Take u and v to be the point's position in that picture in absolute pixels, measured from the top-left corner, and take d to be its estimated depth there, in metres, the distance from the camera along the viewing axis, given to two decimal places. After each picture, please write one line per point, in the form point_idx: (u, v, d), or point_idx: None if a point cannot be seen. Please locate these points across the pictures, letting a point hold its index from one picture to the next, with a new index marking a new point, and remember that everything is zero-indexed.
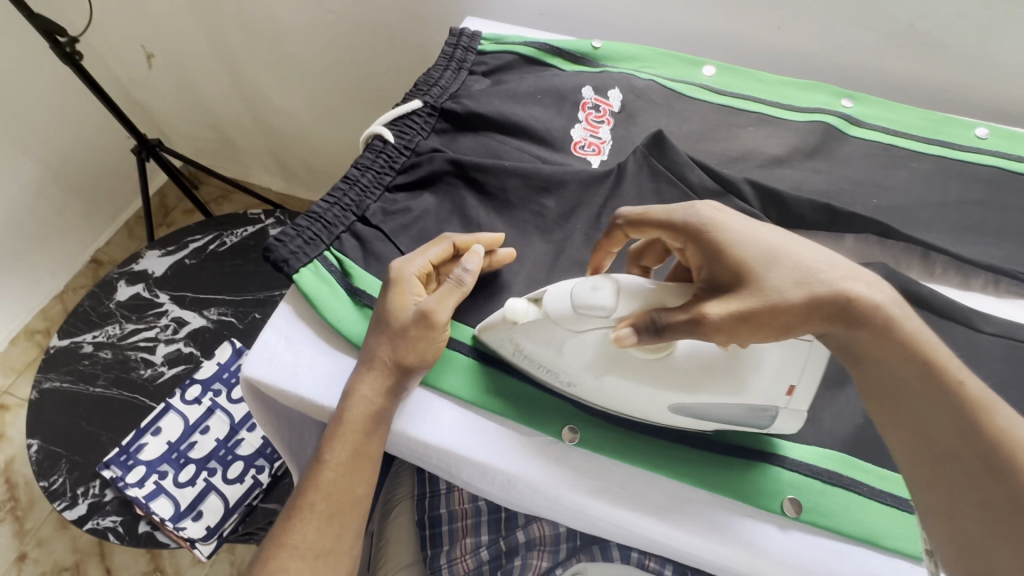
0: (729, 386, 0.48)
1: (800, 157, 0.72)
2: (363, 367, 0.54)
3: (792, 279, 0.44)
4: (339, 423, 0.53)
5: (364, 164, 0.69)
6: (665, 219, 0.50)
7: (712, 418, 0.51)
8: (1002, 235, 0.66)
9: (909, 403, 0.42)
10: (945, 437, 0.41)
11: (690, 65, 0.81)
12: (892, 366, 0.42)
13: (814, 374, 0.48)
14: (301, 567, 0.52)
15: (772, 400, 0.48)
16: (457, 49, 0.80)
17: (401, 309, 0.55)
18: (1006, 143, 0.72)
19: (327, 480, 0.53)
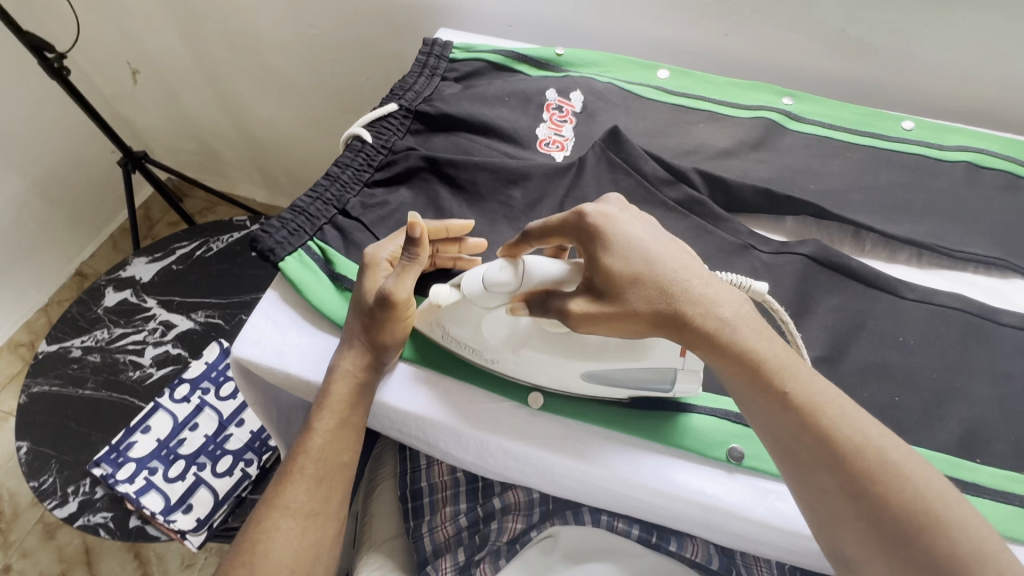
0: (628, 355, 0.54)
1: (745, 149, 0.79)
2: (343, 342, 0.59)
3: (646, 297, 0.49)
4: (323, 394, 0.58)
5: (344, 162, 0.74)
6: (563, 228, 0.54)
7: (620, 386, 0.57)
8: (928, 214, 0.73)
9: (765, 412, 0.48)
10: (791, 436, 0.47)
11: (646, 69, 0.88)
12: (736, 377, 0.49)
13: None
14: (291, 525, 0.56)
15: (669, 363, 0.54)
16: (430, 57, 0.86)
17: (370, 290, 0.59)
18: (930, 133, 0.80)
19: (309, 447, 0.58)
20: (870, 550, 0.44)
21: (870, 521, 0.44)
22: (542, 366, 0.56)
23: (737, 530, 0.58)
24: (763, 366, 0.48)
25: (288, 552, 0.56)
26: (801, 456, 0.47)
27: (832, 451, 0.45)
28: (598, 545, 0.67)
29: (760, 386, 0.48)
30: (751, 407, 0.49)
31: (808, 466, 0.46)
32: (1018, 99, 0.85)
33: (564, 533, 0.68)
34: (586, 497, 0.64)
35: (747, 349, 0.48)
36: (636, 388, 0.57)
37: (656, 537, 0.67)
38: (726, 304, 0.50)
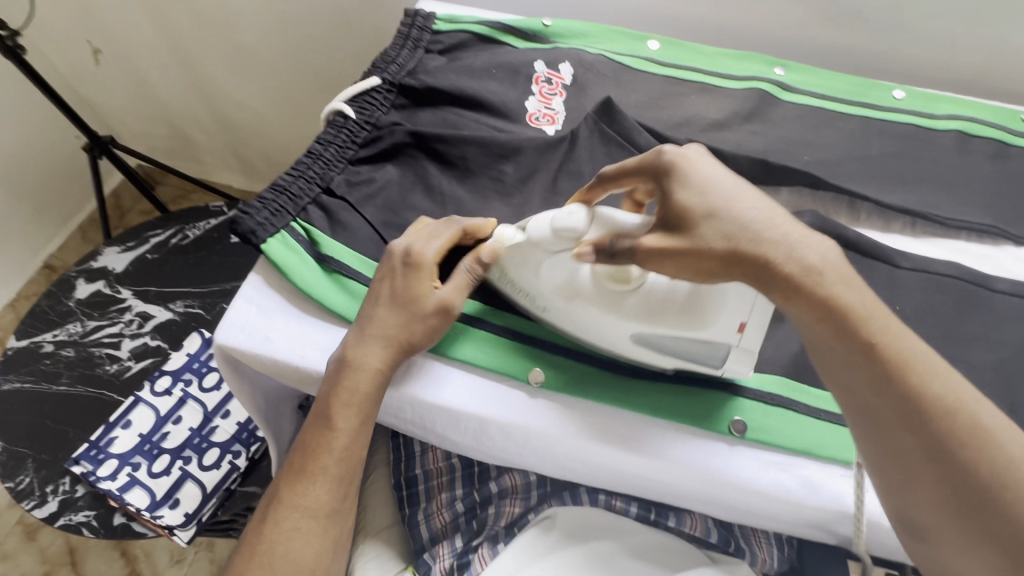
0: (684, 323, 0.52)
1: (738, 120, 0.78)
2: (372, 340, 0.55)
3: (723, 234, 0.47)
4: (345, 392, 0.55)
5: (326, 139, 0.70)
6: (638, 167, 0.53)
7: (671, 353, 0.55)
8: (921, 182, 0.73)
9: (845, 365, 0.46)
10: (873, 392, 0.45)
11: (636, 39, 0.86)
12: (819, 328, 0.47)
13: (761, 314, 0.51)
14: (311, 525, 0.55)
15: (723, 341, 0.52)
16: (412, 28, 0.82)
17: (421, 292, 0.57)
18: (921, 102, 0.80)
19: (331, 445, 0.55)
20: (947, 513, 0.43)
21: (946, 484, 0.43)
22: (588, 317, 0.56)
23: (740, 503, 0.58)
24: (850, 316, 0.46)
25: (307, 552, 0.55)
26: (879, 412, 0.45)
27: (919, 409, 0.44)
28: (595, 525, 0.66)
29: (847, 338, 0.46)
30: (830, 359, 0.47)
31: (887, 423, 0.45)
32: (1005, 67, 0.85)
33: (562, 515, 0.67)
34: (586, 476, 0.63)
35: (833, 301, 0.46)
36: (687, 360, 0.56)
37: (655, 514, 0.66)
38: (810, 252, 0.47)
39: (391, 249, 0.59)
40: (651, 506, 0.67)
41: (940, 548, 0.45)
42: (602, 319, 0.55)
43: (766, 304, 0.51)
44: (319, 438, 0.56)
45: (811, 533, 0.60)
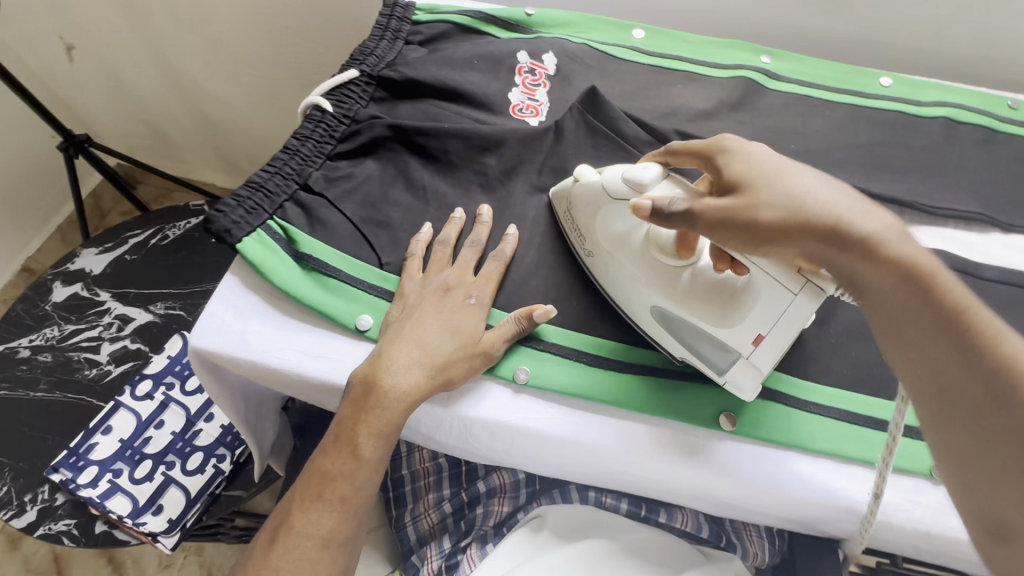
0: (714, 313, 0.53)
1: (725, 110, 0.77)
2: (411, 368, 0.54)
3: (781, 196, 0.46)
4: (377, 419, 0.53)
5: (303, 133, 0.68)
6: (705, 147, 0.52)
7: (684, 343, 0.56)
8: (908, 171, 0.72)
9: (905, 329, 0.41)
10: (942, 357, 0.39)
11: (621, 29, 0.84)
12: (881, 286, 0.43)
13: (787, 328, 0.52)
14: (309, 551, 0.52)
15: (737, 347, 0.53)
16: (391, 19, 0.80)
17: (471, 331, 0.57)
18: (908, 89, 0.79)
19: (353, 474, 0.53)
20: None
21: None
22: (625, 275, 0.57)
23: (730, 499, 0.57)
24: (915, 274, 0.41)
25: None
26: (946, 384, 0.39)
27: (1004, 383, 0.37)
28: (586, 522, 0.65)
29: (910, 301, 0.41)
30: (893, 327, 0.42)
31: (958, 391, 0.38)
32: (991, 53, 0.84)
33: (552, 513, 0.66)
34: (574, 474, 0.62)
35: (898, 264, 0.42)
36: (698, 359, 0.56)
37: (646, 510, 0.65)
38: (867, 222, 0.44)
39: (437, 274, 0.60)
40: (642, 504, 0.65)
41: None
42: (637, 284, 0.56)
43: (795, 321, 0.51)
44: (340, 466, 0.53)
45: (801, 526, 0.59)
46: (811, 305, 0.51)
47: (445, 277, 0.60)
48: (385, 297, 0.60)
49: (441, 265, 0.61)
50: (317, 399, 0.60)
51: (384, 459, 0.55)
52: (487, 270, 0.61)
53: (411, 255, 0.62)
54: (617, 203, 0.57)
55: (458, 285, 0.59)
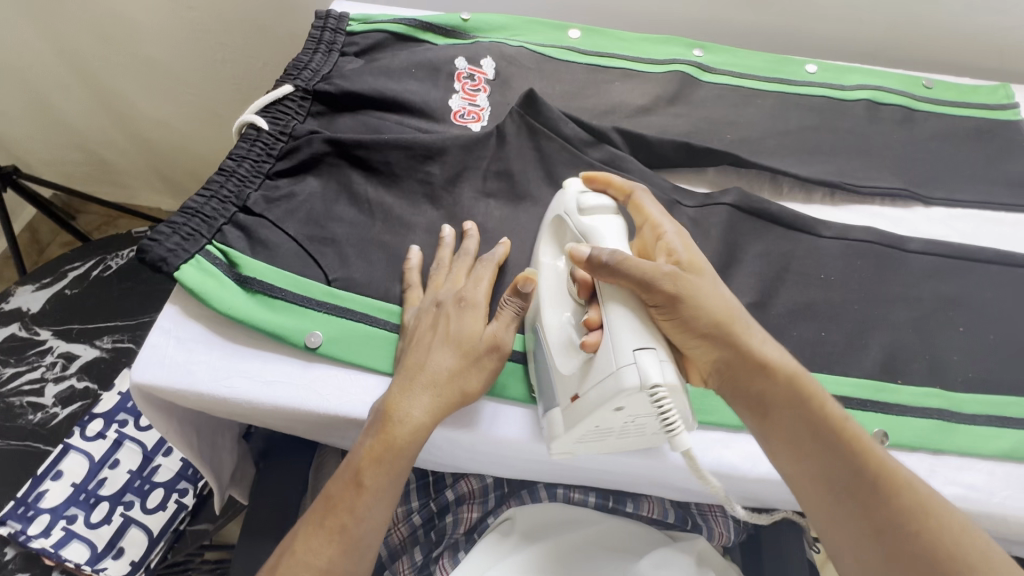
0: (561, 362, 0.53)
1: (662, 104, 0.79)
2: (416, 389, 0.53)
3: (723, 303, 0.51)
4: (381, 445, 0.51)
5: (238, 154, 0.67)
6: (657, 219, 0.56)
7: (537, 374, 0.57)
8: (837, 153, 0.75)
9: (798, 441, 0.49)
10: (851, 489, 0.46)
11: (557, 30, 0.85)
12: (800, 416, 0.49)
13: (592, 402, 0.48)
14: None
15: (558, 396, 0.52)
16: (325, 31, 0.79)
17: (473, 335, 0.55)
18: (833, 75, 0.82)
19: (356, 502, 0.51)
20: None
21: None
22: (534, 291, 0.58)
23: (688, 483, 0.59)
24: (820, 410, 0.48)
25: None
26: (830, 489, 0.47)
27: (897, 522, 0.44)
28: (556, 518, 0.65)
29: (807, 415, 0.49)
30: (784, 436, 0.49)
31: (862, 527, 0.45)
32: (906, 36, 0.89)
33: (521, 513, 0.65)
34: (542, 476, 0.64)
35: (791, 380, 0.49)
36: (542, 393, 0.56)
37: (613, 501, 0.66)
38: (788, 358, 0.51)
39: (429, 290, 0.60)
40: (609, 492, 0.66)
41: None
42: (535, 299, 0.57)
43: (607, 398, 0.47)
44: (342, 493, 0.51)
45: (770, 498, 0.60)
46: (621, 383, 0.46)
47: (440, 294, 0.58)
48: (331, 313, 0.59)
49: (437, 283, 0.60)
50: (272, 423, 0.59)
51: (392, 485, 0.52)
52: (479, 272, 0.60)
53: (410, 283, 0.61)
54: (567, 220, 0.58)
55: (451, 296, 0.58)
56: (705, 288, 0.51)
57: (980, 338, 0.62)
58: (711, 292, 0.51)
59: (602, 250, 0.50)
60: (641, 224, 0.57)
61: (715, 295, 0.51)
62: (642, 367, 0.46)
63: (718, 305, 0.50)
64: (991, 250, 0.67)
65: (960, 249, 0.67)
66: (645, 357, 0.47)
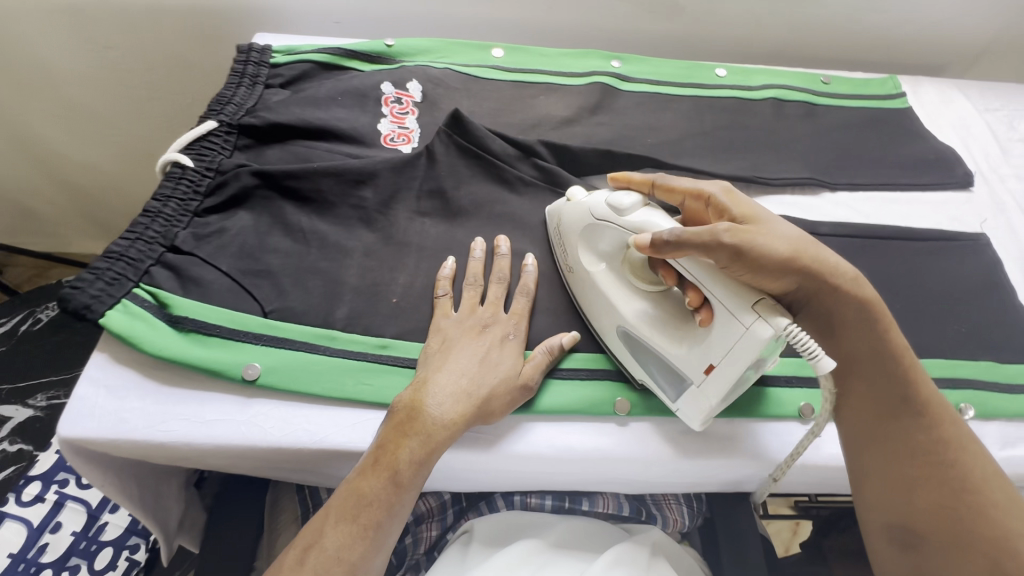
0: (673, 341, 0.56)
1: (586, 114, 0.82)
2: (453, 399, 0.54)
3: (790, 236, 0.55)
4: (419, 444, 0.52)
5: (163, 194, 0.66)
6: (695, 189, 0.59)
7: (641, 365, 0.59)
8: (749, 149, 0.81)
9: (868, 378, 0.55)
10: (906, 418, 0.54)
11: (480, 49, 0.88)
12: (865, 341, 0.55)
13: (735, 363, 0.51)
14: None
15: (687, 374, 0.55)
16: (247, 65, 0.80)
17: (512, 366, 0.58)
18: (741, 77, 0.88)
19: (391, 500, 0.51)
20: (938, 528, 0.51)
21: (948, 499, 0.51)
22: (602, 296, 0.61)
23: (634, 475, 0.62)
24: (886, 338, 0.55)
25: None
26: (883, 420, 0.55)
27: (938, 452, 0.53)
28: (514, 526, 0.66)
29: (873, 341, 0.55)
30: (849, 363, 0.57)
31: (904, 453, 0.54)
32: (803, 37, 0.96)
33: (478, 525, 0.66)
34: (498, 485, 0.64)
35: (859, 308, 0.55)
36: (656, 381, 0.59)
37: (569, 501, 0.68)
38: (862, 287, 0.55)
39: (472, 306, 0.62)
40: (559, 493, 0.68)
41: (925, 563, 0.52)
42: (607, 302, 0.60)
43: (744, 356, 0.51)
44: (378, 489, 0.51)
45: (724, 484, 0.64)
46: (758, 338, 0.49)
47: (485, 316, 0.61)
48: (271, 344, 0.59)
49: (472, 304, 0.62)
50: (217, 464, 0.58)
51: (417, 494, 0.53)
52: (516, 305, 0.63)
53: (442, 294, 0.63)
54: (600, 224, 0.60)
55: (493, 322, 0.61)
56: (769, 232, 0.54)
57: (889, 309, 0.67)
58: (772, 234, 0.54)
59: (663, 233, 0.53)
60: (682, 199, 0.61)
61: (779, 235, 0.54)
62: (773, 318, 0.49)
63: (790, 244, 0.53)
64: (892, 228, 0.73)
65: (865, 229, 0.73)
66: (767, 310, 0.50)
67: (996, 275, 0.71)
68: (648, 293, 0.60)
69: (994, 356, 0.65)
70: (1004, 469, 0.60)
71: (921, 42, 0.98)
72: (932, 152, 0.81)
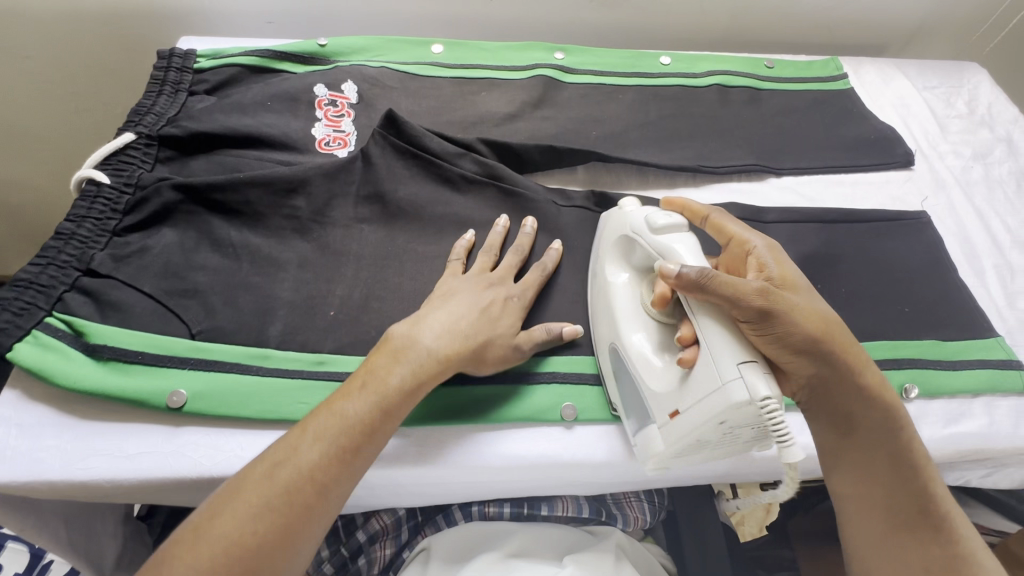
0: (653, 378, 0.54)
1: (529, 109, 0.80)
2: (449, 336, 0.53)
3: (826, 318, 0.51)
4: (407, 374, 0.50)
5: (77, 213, 0.62)
6: (740, 237, 0.55)
7: (621, 391, 0.58)
8: (694, 137, 0.80)
9: (885, 477, 0.52)
10: (924, 534, 0.51)
11: (418, 46, 0.84)
12: (890, 436, 0.52)
13: (698, 419, 0.49)
14: (245, 512, 0.42)
15: (656, 413, 0.53)
16: (168, 72, 0.76)
17: (513, 326, 0.58)
18: (685, 64, 0.87)
19: (377, 427, 0.48)
20: None
21: None
22: (610, 309, 0.59)
23: (588, 479, 0.61)
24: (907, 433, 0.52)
25: (233, 524, 0.42)
26: (899, 528, 0.52)
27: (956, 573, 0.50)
28: (472, 538, 0.64)
29: (886, 434, 0.52)
30: (863, 458, 0.52)
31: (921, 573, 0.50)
32: (747, 21, 0.96)
33: (437, 541, 0.65)
34: (450, 497, 0.62)
35: (880, 400, 0.52)
36: (627, 411, 0.58)
37: (528, 507, 0.67)
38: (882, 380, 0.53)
39: (484, 267, 0.62)
40: (517, 500, 0.67)
41: None
42: (613, 316, 0.58)
43: (710, 414, 0.48)
44: (361, 412, 0.48)
45: (708, 479, 0.64)
46: (731, 399, 0.46)
47: (495, 279, 0.60)
48: (198, 368, 0.56)
49: (484, 269, 0.62)
50: (148, 498, 0.55)
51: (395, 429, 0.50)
52: (529, 275, 0.62)
53: (454, 259, 0.63)
54: (635, 239, 0.58)
55: (501, 283, 0.60)
56: (800, 307, 0.49)
57: (835, 294, 0.67)
58: (808, 311, 0.50)
59: (692, 268, 0.48)
60: (725, 242, 0.57)
61: (812, 312, 0.50)
62: (752, 382, 0.46)
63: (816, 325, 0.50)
64: (837, 210, 0.73)
65: (810, 213, 0.72)
66: (752, 374, 0.46)
67: (937, 253, 0.71)
68: (652, 322, 0.57)
69: (936, 335, 0.66)
70: (948, 446, 0.60)
71: (862, 21, 0.98)
72: (873, 132, 0.82)
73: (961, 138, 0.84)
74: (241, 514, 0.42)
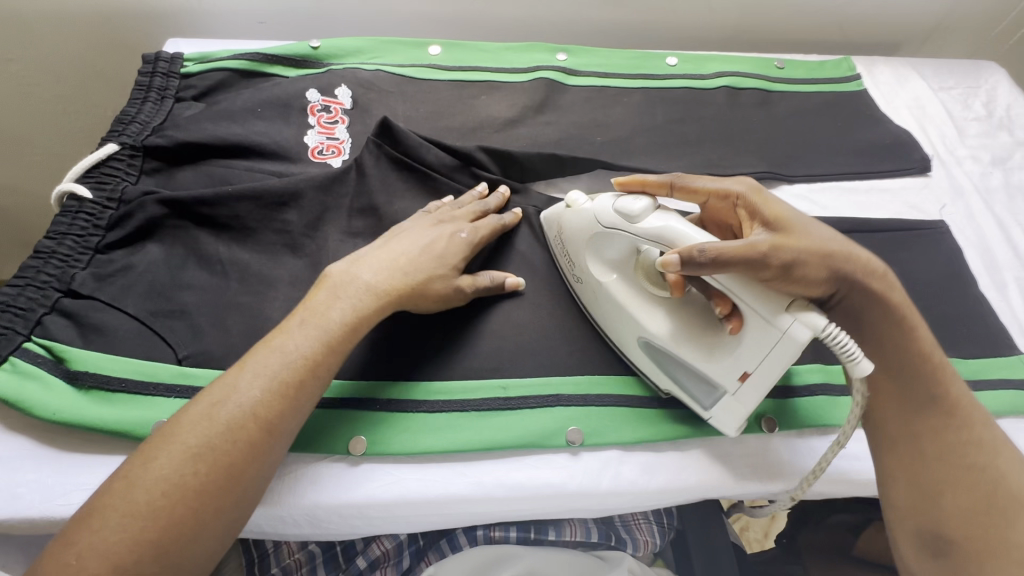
0: (701, 349, 0.53)
1: (530, 114, 0.77)
2: (388, 272, 0.54)
3: (830, 236, 0.50)
4: (344, 311, 0.51)
5: (58, 230, 0.59)
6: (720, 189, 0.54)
7: (670, 375, 0.56)
8: (703, 143, 0.77)
9: (906, 383, 0.52)
10: (942, 425, 0.52)
11: (415, 47, 0.81)
12: (909, 346, 0.52)
13: (773, 370, 0.50)
14: (176, 457, 0.42)
15: (720, 382, 0.53)
16: (153, 77, 0.72)
17: (456, 263, 0.58)
18: (692, 65, 0.84)
19: (316, 360, 0.48)
20: (958, 526, 0.50)
21: (981, 505, 0.50)
22: (619, 312, 0.57)
23: (596, 508, 0.58)
24: (926, 343, 0.52)
25: (167, 471, 0.42)
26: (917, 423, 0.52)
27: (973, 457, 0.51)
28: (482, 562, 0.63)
29: (906, 337, 0.52)
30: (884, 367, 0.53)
31: (937, 458, 0.52)
32: (756, 19, 0.92)
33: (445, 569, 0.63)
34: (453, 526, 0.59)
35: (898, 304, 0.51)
36: (683, 389, 0.56)
37: (535, 532, 0.64)
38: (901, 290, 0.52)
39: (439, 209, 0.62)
40: (525, 522, 0.65)
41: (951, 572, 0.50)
42: (625, 315, 0.57)
43: (781, 360, 0.49)
44: (299, 347, 0.48)
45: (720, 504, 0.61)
46: (798, 341, 0.47)
47: (446, 219, 0.60)
48: (185, 396, 0.53)
49: (442, 213, 0.62)
50: None
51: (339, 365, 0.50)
52: (485, 221, 0.62)
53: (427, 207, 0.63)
54: (610, 232, 0.56)
55: (452, 221, 0.60)
56: (802, 236, 0.49)
57: None
58: (810, 235, 0.49)
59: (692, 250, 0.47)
60: (704, 199, 0.56)
61: (814, 233, 0.49)
62: (806, 319, 0.47)
63: (818, 245, 0.48)
64: (852, 220, 0.70)
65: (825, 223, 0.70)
66: (800, 310, 0.47)
67: (956, 265, 0.69)
68: (663, 305, 0.57)
69: (957, 353, 0.63)
70: None
71: (875, 19, 0.95)
72: (888, 137, 0.79)
73: (979, 142, 0.81)
74: (179, 457, 0.42)
